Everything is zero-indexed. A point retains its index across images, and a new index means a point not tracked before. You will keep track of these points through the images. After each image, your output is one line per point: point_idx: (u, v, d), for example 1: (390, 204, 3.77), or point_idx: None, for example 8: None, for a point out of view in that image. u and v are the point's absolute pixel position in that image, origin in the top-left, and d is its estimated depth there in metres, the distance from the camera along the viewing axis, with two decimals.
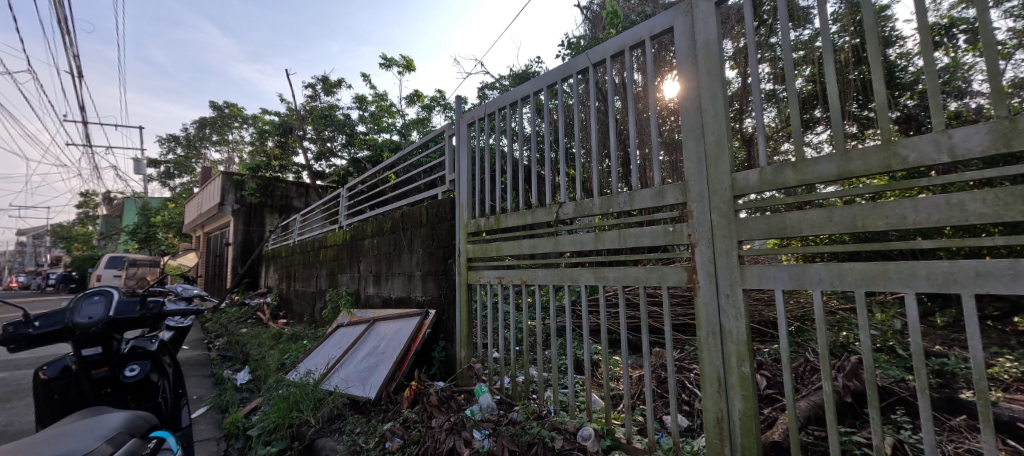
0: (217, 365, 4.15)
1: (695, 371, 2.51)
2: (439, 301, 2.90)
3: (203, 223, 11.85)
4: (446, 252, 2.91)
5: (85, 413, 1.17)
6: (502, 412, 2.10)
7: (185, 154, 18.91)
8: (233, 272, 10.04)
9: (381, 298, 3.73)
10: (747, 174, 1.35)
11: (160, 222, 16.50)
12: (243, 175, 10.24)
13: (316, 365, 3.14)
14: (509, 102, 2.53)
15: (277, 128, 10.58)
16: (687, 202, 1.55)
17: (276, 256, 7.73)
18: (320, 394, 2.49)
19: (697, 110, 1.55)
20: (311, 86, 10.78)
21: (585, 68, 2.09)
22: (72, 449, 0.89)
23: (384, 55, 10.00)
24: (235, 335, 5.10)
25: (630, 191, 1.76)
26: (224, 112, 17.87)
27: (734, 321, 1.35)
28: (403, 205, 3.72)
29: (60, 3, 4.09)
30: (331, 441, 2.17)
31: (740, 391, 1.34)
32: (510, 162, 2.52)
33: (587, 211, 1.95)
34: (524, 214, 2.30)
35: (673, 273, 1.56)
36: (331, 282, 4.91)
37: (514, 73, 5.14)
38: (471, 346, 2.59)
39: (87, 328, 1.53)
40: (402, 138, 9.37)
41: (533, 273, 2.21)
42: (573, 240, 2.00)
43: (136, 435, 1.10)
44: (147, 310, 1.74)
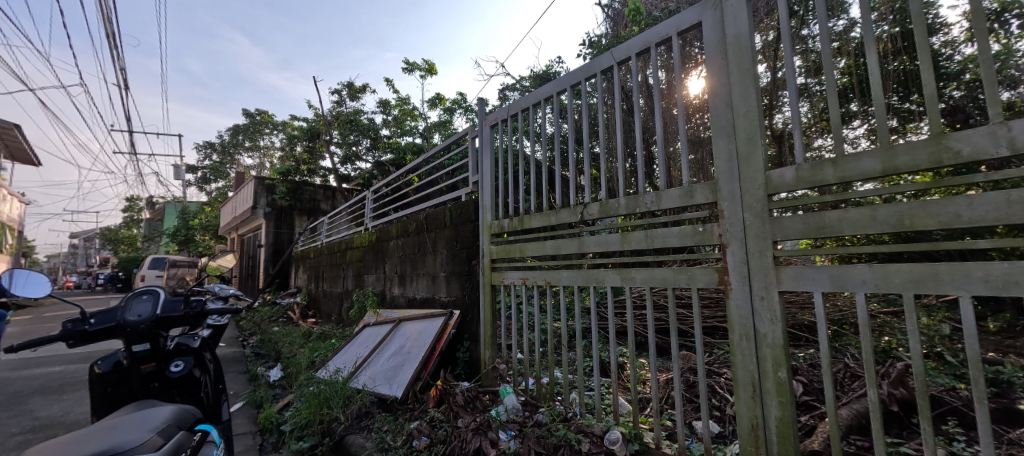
0: (252, 362, 4.32)
1: (725, 376, 2.43)
2: (463, 301, 2.92)
3: (237, 225, 12.38)
4: (470, 254, 2.93)
5: (135, 406, 1.24)
6: (527, 413, 2.09)
7: (220, 160, 19.81)
8: (265, 272, 10.45)
9: (406, 298, 3.79)
10: (782, 171, 1.30)
11: (198, 225, 17.38)
12: (274, 180, 10.64)
13: (345, 363, 3.23)
14: (532, 103, 2.52)
15: (305, 133, 10.93)
16: (718, 201, 1.50)
17: (305, 258, 7.98)
18: (349, 391, 2.55)
19: (727, 107, 1.50)
20: (338, 92, 11.11)
21: (609, 66, 2.06)
22: (125, 440, 0.94)
23: (407, 60, 10.21)
24: (268, 333, 5.30)
25: (657, 190, 1.72)
26: (255, 119, 18.60)
27: (769, 324, 1.30)
28: (427, 207, 3.77)
29: (109, 20, 4.36)
30: (360, 438, 2.22)
31: (776, 398, 1.29)
32: (533, 163, 2.51)
33: (613, 212, 1.92)
34: (547, 215, 2.29)
35: (703, 274, 1.52)
36: (358, 282, 5.03)
37: (535, 74, 5.14)
38: (495, 346, 2.60)
39: (136, 325, 1.62)
40: (424, 140, 9.51)
41: (557, 274, 2.19)
42: (598, 241, 1.98)
43: (183, 428, 1.15)
44: (190, 309, 1.83)
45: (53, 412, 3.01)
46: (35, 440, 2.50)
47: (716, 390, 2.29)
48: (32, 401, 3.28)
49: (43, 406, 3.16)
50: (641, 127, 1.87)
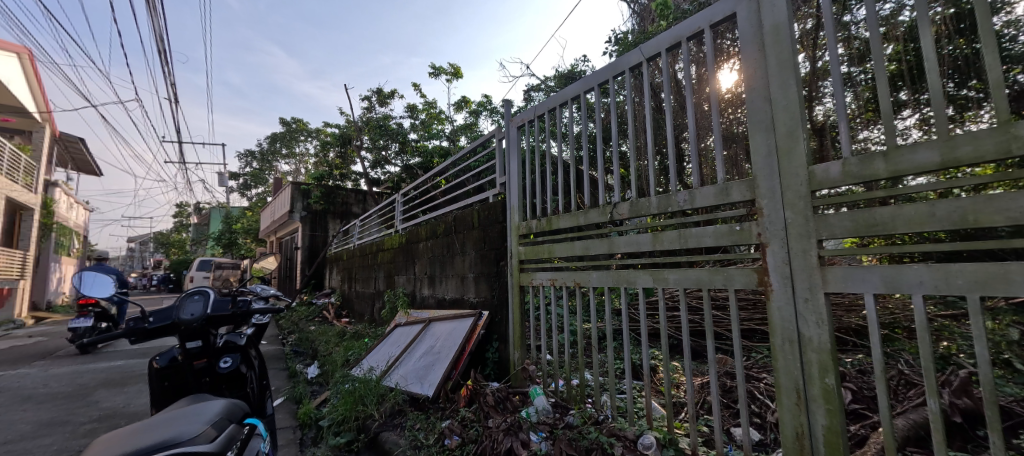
0: (291, 360, 4.52)
1: (765, 381, 2.33)
2: (492, 302, 2.94)
3: (275, 229, 12.99)
4: (498, 255, 2.95)
5: (189, 400, 1.31)
6: (558, 415, 2.08)
7: (260, 167, 20.85)
8: (302, 274, 10.91)
9: (435, 299, 3.85)
10: (827, 166, 1.22)
11: (240, 229, 18.37)
12: (309, 185, 11.10)
13: (377, 362, 3.31)
14: (558, 103, 2.51)
15: (337, 140, 11.33)
16: (756, 199, 1.44)
17: (338, 260, 8.26)
18: (382, 390, 2.62)
19: (765, 100, 1.44)
20: (367, 99, 11.46)
21: (637, 63, 2.02)
22: (184, 430, 1.00)
23: (433, 64, 10.41)
24: (306, 332, 5.53)
25: (690, 189, 1.67)
26: (291, 127, 19.44)
27: (815, 328, 1.23)
28: (455, 209, 3.82)
29: (161, 38, 4.68)
30: (394, 436, 2.27)
31: (823, 405, 1.22)
32: (560, 163, 2.50)
33: (643, 211, 1.88)
34: (576, 216, 2.27)
35: (741, 275, 1.45)
36: (389, 283, 5.16)
37: (560, 73, 5.11)
38: (524, 347, 2.60)
39: (189, 323, 1.75)
40: (451, 143, 9.65)
41: (586, 275, 2.17)
42: (628, 241, 1.94)
43: (234, 421, 1.21)
44: (237, 308, 1.94)
45: (117, 403, 3.26)
46: (101, 429, 2.72)
47: (755, 396, 2.20)
48: (98, 393, 3.57)
49: (108, 398, 3.43)
50: (671, 124, 1.83)
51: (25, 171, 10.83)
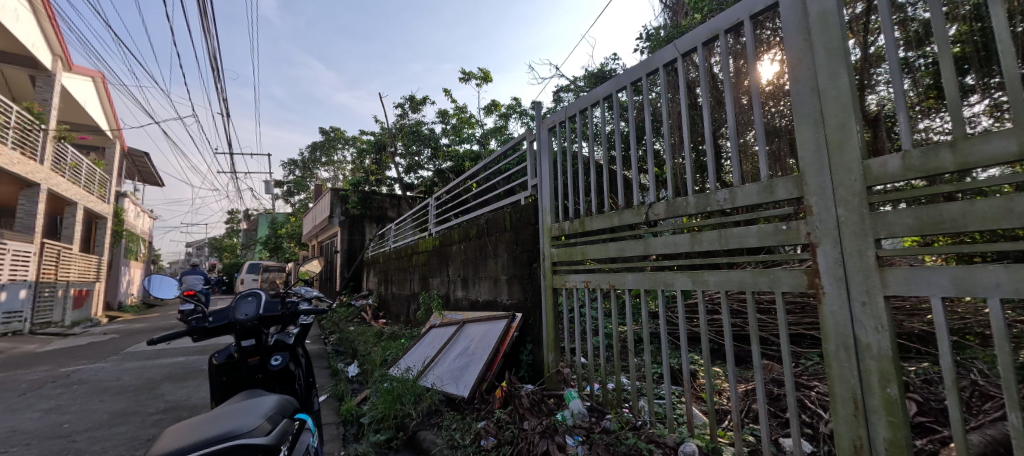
0: (332, 359, 4.71)
1: (817, 390, 2.19)
2: (525, 304, 2.95)
3: (317, 233, 13.65)
4: (530, 257, 2.95)
5: (246, 394, 1.40)
6: (594, 419, 2.05)
7: (302, 175, 21.96)
8: (341, 276, 11.38)
9: (469, 301, 3.91)
10: (884, 160, 1.14)
11: (285, 234, 19.47)
12: (347, 191, 11.59)
13: (414, 363, 3.40)
14: (589, 103, 2.49)
15: (373, 147, 11.74)
16: (803, 196, 1.37)
17: (375, 263, 8.54)
18: (419, 390, 2.68)
19: (812, 91, 1.36)
20: (401, 106, 11.84)
21: (672, 59, 1.96)
22: (243, 423, 1.07)
23: (463, 70, 10.59)
24: (346, 332, 5.76)
25: (730, 187, 1.61)
26: (329, 135, 20.34)
27: (874, 334, 1.15)
28: (486, 212, 3.86)
29: (215, 57, 5.04)
30: (431, 435, 2.32)
31: (885, 417, 1.13)
32: (593, 164, 2.47)
33: (680, 211, 1.82)
34: (609, 217, 2.24)
35: (789, 277, 1.38)
36: (423, 285, 5.28)
37: (590, 73, 5.06)
38: (558, 349, 2.58)
39: (244, 322, 1.88)
40: (481, 146, 9.78)
41: (621, 277, 2.13)
42: (664, 242, 1.89)
43: (286, 415, 1.28)
44: (286, 309, 2.06)
45: (179, 396, 3.52)
46: (167, 420, 2.95)
47: (806, 405, 2.07)
48: (163, 386, 3.87)
49: (172, 391, 3.71)
50: (708, 120, 1.77)
51: (99, 183, 11.95)
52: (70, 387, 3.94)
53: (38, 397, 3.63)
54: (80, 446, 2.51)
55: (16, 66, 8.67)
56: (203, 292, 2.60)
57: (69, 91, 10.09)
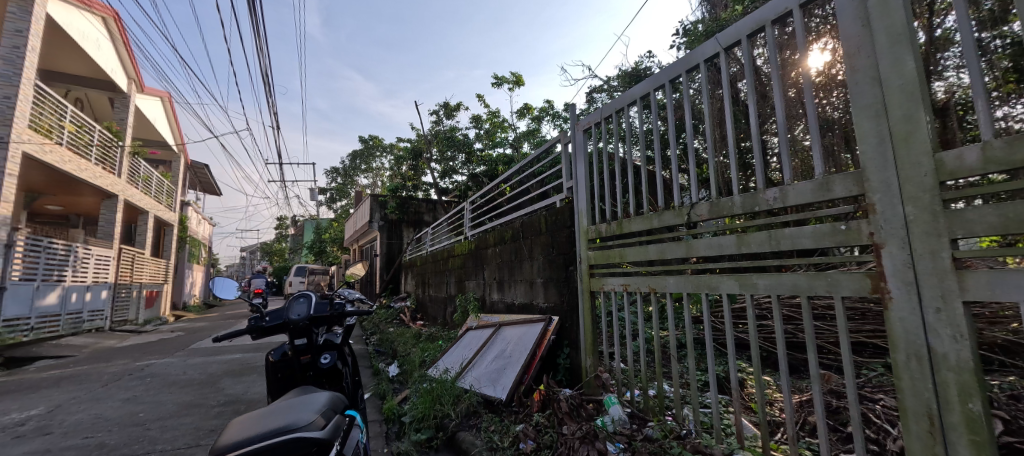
0: (374, 359, 4.88)
1: (882, 403, 2.02)
2: (562, 308, 2.92)
3: (358, 238, 14.24)
4: (567, 260, 2.93)
5: (300, 391, 1.47)
6: (635, 426, 2.00)
7: (343, 182, 22.97)
8: (380, 278, 11.80)
9: (504, 304, 3.93)
10: (959, 152, 1.04)
11: (329, 238, 20.48)
12: (385, 196, 12.03)
13: (452, 364, 3.46)
14: (626, 103, 2.44)
15: (409, 153, 12.10)
16: (865, 193, 1.27)
17: (412, 266, 8.78)
18: (458, 391, 2.72)
19: (873, 81, 1.27)
20: (435, 113, 12.15)
21: (714, 54, 1.89)
22: (300, 417, 1.13)
23: (495, 75, 10.73)
24: (386, 333, 5.95)
25: (781, 185, 1.52)
26: (368, 144, 21.17)
27: (952, 344, 1.04)
28: (521, 215, 3.87)
29: (267, 74, 5.40)
30: (470, 436, 2.34)
31: (966, 435, 1.02)
32: (629, 165, 2.42)
33: (725, 211, 1.75)
34: (649, 218, 2.18)
35: (850, 280, 1.28)
36: (459, 287, 5.37)
37: (624, 73, 4.98)
38: (596, 354, 2.54)
39: (296, 321, 2.00)
40: (514, 150, 9.85)
41: (662, 281, 2.07)
42: (708, 244, 1.82)
43: (337, 412, 1.33)
44: (335, 310, 2.16)
45: (237, 391, 3.78)
46: (227, 413, 3.17)
47: (870, 420, 1.91)
48: (223, 381, 4.17)
49: (231, 385, 3.99)
50: (754, 115, 1.69)
51: (167, 193, 13.08)
52: (144, 380, 4.33)
53: (119, 388, 4.01)
54: (153, 434, 2.74)
55: (98, 89, 9.67)
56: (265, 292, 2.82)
57: (142, 111, 11.14)
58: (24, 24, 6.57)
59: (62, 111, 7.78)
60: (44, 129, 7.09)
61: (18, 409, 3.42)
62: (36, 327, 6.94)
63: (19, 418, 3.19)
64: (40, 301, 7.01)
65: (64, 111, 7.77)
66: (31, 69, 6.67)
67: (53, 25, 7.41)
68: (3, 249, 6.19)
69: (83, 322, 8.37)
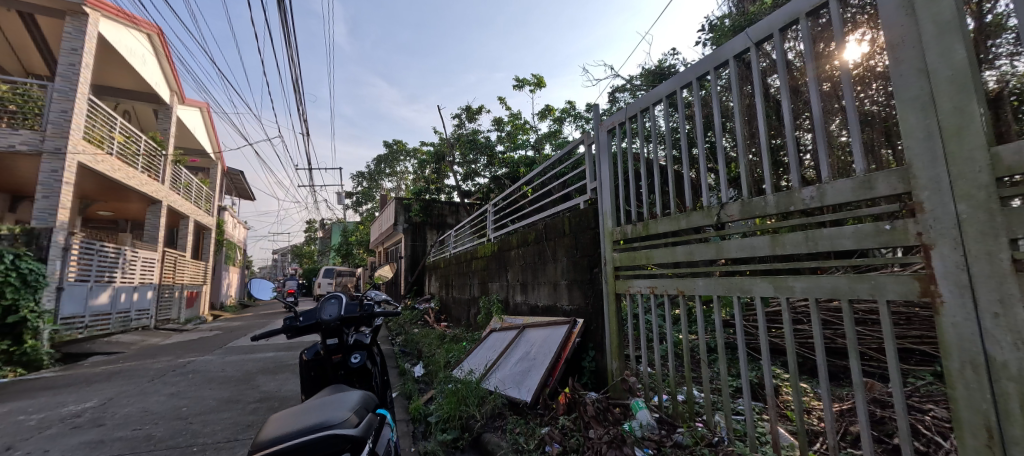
0: (400, 359, 4.98)
1: (933, 414, 1.90)
2: (587, 310, 2.90)
3: (383, 240, 14.58)
4: (591, 261, 2.90)
5: (332, 389, 1.51)
6: (664, 432, 1.96)
7: (369, 186, 23.55)
8: (405, 280, 12.02)
9: (528, 306, 3.93)
10: (1017, 146, 0.97)
11: (356, 241, 21.04)
12: (409, 200, 12.26)
13: (477, 365, 3.49)
14: (651, 102, 2.40)
15: (432, 157, 12.28)
16: (912, 191, 1.19)
17: (436, 268, 8.91)
18: (483, 392, 2.74)
19: (919, 73, 1.20)
20: (458, 117, 12.31)
21: (744, 49, 1.83)
22: (336, 415, 1.16)
23: (517, 77, 10.79)
24: (411, 334, 6.05)
25: (819, 183, 1.46)
26: (392, 148, 21.62)
27: (1013, 351, 0.97)
28: (544, 217, 3.87)
29: (298, 84, 5.63)
30: (496, 437, 2.35)
31: None
32: (655, 164, 2.37)
33: (757, 212, 1.69)
34: (676, 219, 2.14)
35: (896, 283, 1.20)
36: (482, 289, 5.41)
37: (647, 71, 4.90)
38: (622, 357, 2.50)
39: (328, 322, 2.06)
40: (536, 152, 9.86)
41: (691, 283, 2.01)
42: (740, 245, 1.76)
43: (369, 410, 1.36)
44: (364, 311, 2.21)
45: (272, 388, 3.92)
46: (262, 409, 3.30)
47: (919, 431, 1.80)
48: (258, 378, 4.34)
49: (265, 383, 4.15)
50: (788, 111, 1.63)
51: (206, 199, 13.78)
52: (187, 376, 4.57)
53: (163, 383, 4.24)
54: (195, 427, 2.88)
55: (144, 102, 10.29)
56: (296, 292, 2.93)
57: (183, 121, 11.79)
58: (80, 43, 7.08)
59: (112, 123, 8.27)
60: (96, 140, 7.61)
61: (75, 402, 3.67)
62: (90, 325, 7.44)
63: (76, 410, 3.42)
64: (93, 301, 7.50)
65: (114, 123, 8.30)
66: (85, 85, 7.18)
67: (105, 43, 7.95)
68: (62, 252, 6.66)
69: (131, 320, 8.91)
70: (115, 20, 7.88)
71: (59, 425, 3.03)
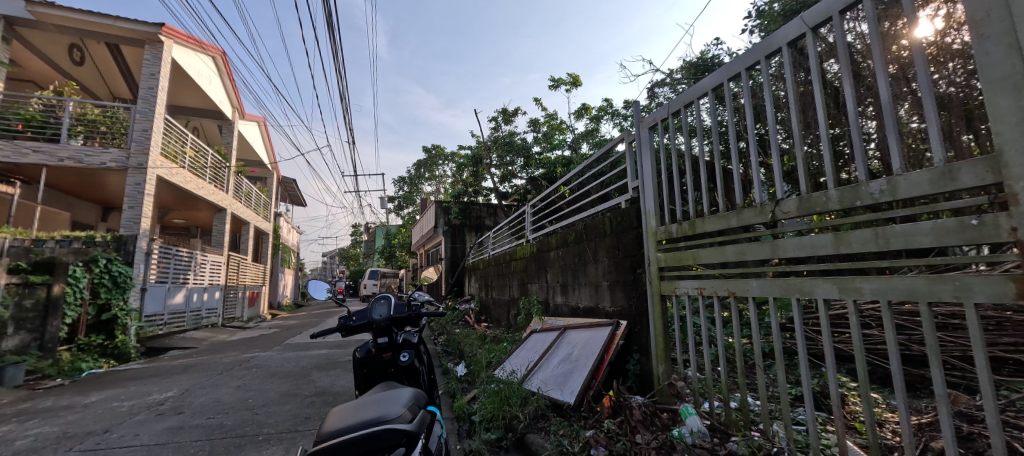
0: (443, 358, 5.11)
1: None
2: (630, 312, 2.84)
3: (424, 242, 15.04)
4: (634, 262, 2.83)
5: (384, 387, 1.57)
6: (717, 440, 1.88)
7: (409, 190, 24.36)
8: (445, 281, 12.31)
9: (569, 307, 3.91)
10: None
11: (398, 243, 21.83)
12: (449, 203, 12.56)
13: (518, 366, 3.50)
14: (696, 96, 2.31)
15: (470, 160, 12.50)
16: (1003, 182, 1.07)
17: (475, 269, 9.06)
18: (525, 393, 2.75)
19: (1009, 49, 1.07)
20: (494, 120, 12.46)
21: (800, 34, 1.72)
22: (390, 412, 1.21)
23: (552, 78, 10.75)
24: (453, 334, 6.19)
25: (889, 176, 1.34)
26: (430, 153, 22.20)
27: None
28: (584, 217, 3.83)
29: (344, 94, 5.93)
30: (540, 438, 2.34)
31: None
32: (700, 160, 2.29)
33: (817, 208, 1.58)
34: (725, 217, 2.04)
35: (985, 284, 1.07)
36: (522, 290, 5.43)
37: (688, 64, 4.72)
38: (669, 361, 2.42)
39: (379, 321, 2.15)
40: (573, 151, 9.77)
41: (743, 284, 1.91)
42: (799, 244, 1.64)
43: (420, 406, 1.41)
44: (411, 311, 2.31)
45: (325, 384, 4.16)
46: (318, 403, 3.50)
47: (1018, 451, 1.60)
48: (313, 374, 4.62)
49: (319, 379, 4.40)
50: (851, 97, 1.50)
51: (263, 206, 14.87)
52: (250, 370, 4.94)
53: (231, 376, 4.62)
54: (260, 418, 3.11)
55: (209, 118, 11.28)
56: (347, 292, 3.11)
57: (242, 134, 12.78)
58: (157, 69, 7.88)
59: (184, 139, 9.14)
60: (171, 155, 8.43)
61: (158, 392, 4.07)
62: (168, 323, 8.24)
63: (159, 399, 3.80)
64: (170, 300, 8.30)
65: (186, 139, 9.15)
66: (161, 106, 7.97)
67: (177, 66, 8.80)
68: (144, 256, 7.42)
69: (202, 318, 9.78)
70: (186, 46, 8.71)
71: (146, 411, 3.38)
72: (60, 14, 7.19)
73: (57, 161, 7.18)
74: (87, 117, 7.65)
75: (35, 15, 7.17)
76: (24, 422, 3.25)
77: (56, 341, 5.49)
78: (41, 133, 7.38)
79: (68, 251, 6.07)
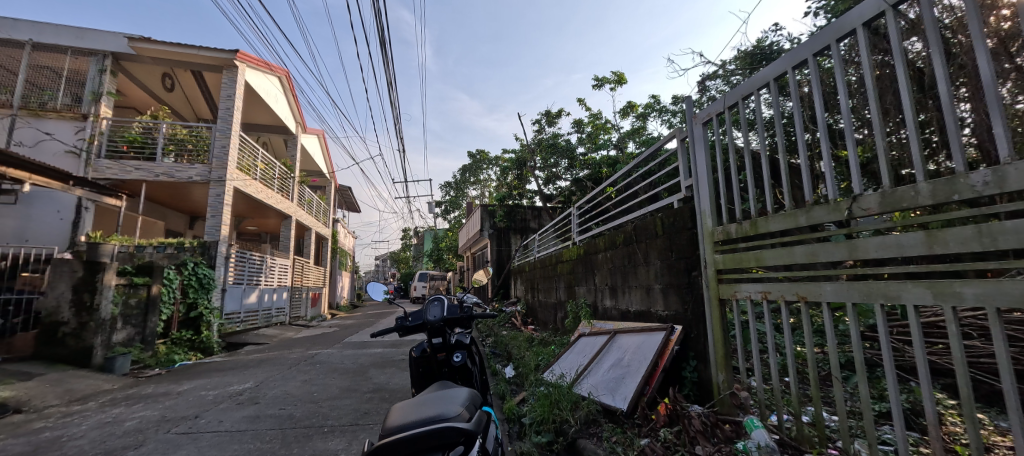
0: (491, 359, 5.19)
1: None
2: (685, 316, 2.72)
3: (471, 246, 15.35)
4: (689, 264, 2.70)
5: (439, 387, 1.61)
6: None
7: (455, 195, 25.02)
8: (492, 284, 12.48)
9: (619, 311, 3.81)
10: None
11: (446, 247, 22.50)
12: (494, 206, 12.76)
13: (567, 370, 3.47)
14: (756, 87, 2.16)
15: (513, 164, 12.58)
16: None
17: (521, 272, 9.11)
18: (575, 397, 2.70)
19: None
20: (538, 123, 12.48)
21: (878, 12, 1.54)
22: (449, 412, 1.24)
23: (596, 77, 10.59)
24: (500, 336, 6.26)
25: (996, 165, 1.16)
26: (475, 158, 22.67)
27: None
28: (633, 218, 3.71)
29: (395, 105, 6.22)
30: (592, 444, 2.30)
31: None
32: (760, 155, 2.13)
33: (903, 203, 1.42)
34: (791, 215, 1.90)
35: None
36: (569, 293, 5.37)
37: (744, 54, 4.45)
38: (730, 369, 2.30)
39: (434, 322, 2.22)
40: (619, 151, 9.54)
41: (816, 288, 1.75)
42: (882, 244, 1.48)
43: (476, 406, 1.45)
44: (463, 312, 2.38)
45: (382, 381, 4.36)
46: (376, 399, 3.69)
47: None
48: (370, 372, 4.87)
49: (376, 376, 4.63)
50: (943, 77, 1.33)
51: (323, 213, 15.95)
52: (315, 366, 5.32)
53: (298, 371, 5.00)
54: (325, 411, 3.34)
55: (276, 133, 12.31)
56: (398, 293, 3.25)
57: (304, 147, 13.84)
58: (233, 90, 8.75)
59: (255, 153, 10.05)
60: (245, 168, 9.30)
61: (237, 383, 4.50)
62: (244, 320, 9.07)
63: (239, 389, 4.19)
64: (246, 300, 9.15)
65: (257, 153, 10.06)
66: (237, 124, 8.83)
67: (250, 88, 9.72)
68: (224, 261, 8.22)
69: (272, 317, 10.67)
70: (257, 68, 9.59)
71: (228, 400, 3.75)
72: (157, 48, 8.22)
73: (154, 177, 8.19)
74: (177, 137, 8.65)
75: (136, 49, 8.25)
76: (131, 406, 3.72)
77: (154, 335, 6.23)
78: (141, 152, 8.42)
79: (164, 256, 7.07)
